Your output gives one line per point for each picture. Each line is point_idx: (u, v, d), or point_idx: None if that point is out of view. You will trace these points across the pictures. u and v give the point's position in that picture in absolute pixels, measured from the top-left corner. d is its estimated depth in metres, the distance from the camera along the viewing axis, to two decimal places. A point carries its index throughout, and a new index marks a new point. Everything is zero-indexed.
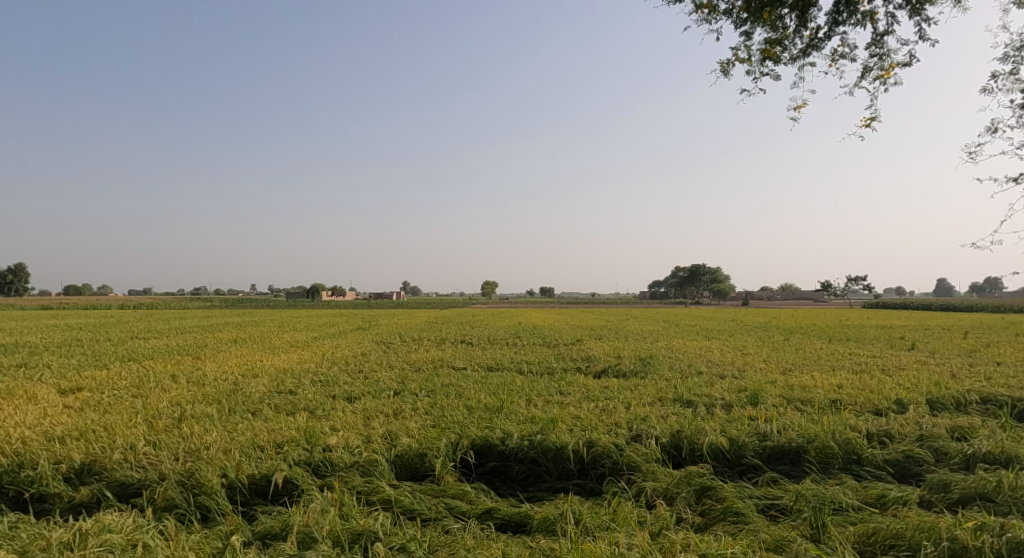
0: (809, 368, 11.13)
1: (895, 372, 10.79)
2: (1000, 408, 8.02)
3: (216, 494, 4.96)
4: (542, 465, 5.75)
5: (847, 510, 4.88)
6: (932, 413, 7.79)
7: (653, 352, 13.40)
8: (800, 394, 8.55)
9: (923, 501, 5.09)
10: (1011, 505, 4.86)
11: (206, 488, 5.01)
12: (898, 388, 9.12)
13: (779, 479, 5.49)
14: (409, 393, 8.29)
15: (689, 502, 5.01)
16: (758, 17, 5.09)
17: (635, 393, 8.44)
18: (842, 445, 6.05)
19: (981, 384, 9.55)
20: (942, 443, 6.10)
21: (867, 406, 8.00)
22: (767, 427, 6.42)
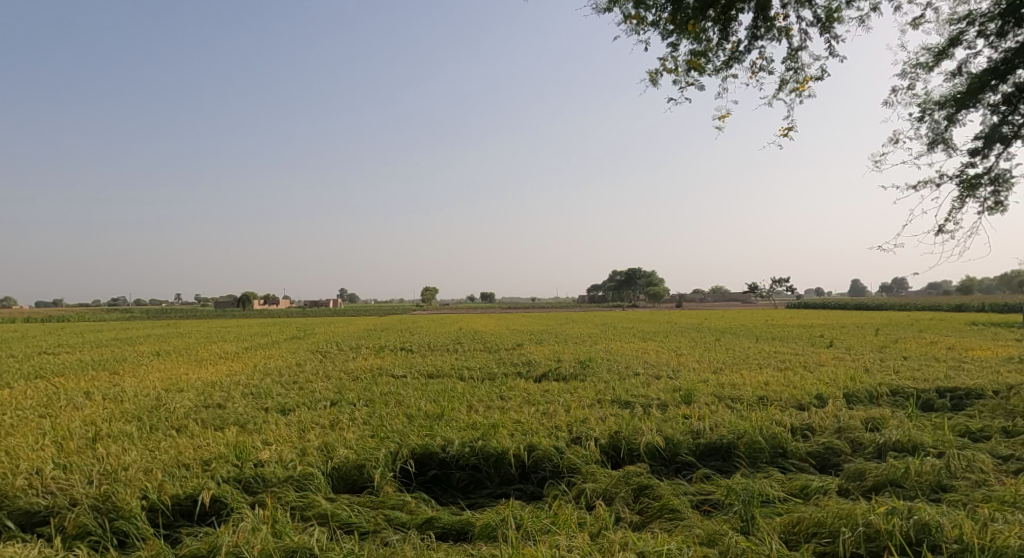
0: (738, 367, 11.65)
1: (815, 368, 11.42)
2: (907, 399, 8.62)
3: (135, 518, 4.77)
4: (483, 471, 5.80)
5: (774, 502, 5.14)
6: (850, 406, 8.29)
7: (591, 354, 13.68)
8: (731, 392, 8.92)
9: (842, 489, 5.42)
10: (918, 489, 5.24)
11: (123, 512, 4.81)
12: (819, 383, 9.66)
13: (712, 475, 5.73)
14: (347, 403, 8.17)
15: (627, 501, 5.16)
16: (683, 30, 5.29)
17: (575, 396, 8.60)
18: (769, 440, 6.38)
19: (891, 377, 10.25)
20: (857, 434, 6.52)
21: (791, 401, 8.43)
22: (700, 425, 6.70)
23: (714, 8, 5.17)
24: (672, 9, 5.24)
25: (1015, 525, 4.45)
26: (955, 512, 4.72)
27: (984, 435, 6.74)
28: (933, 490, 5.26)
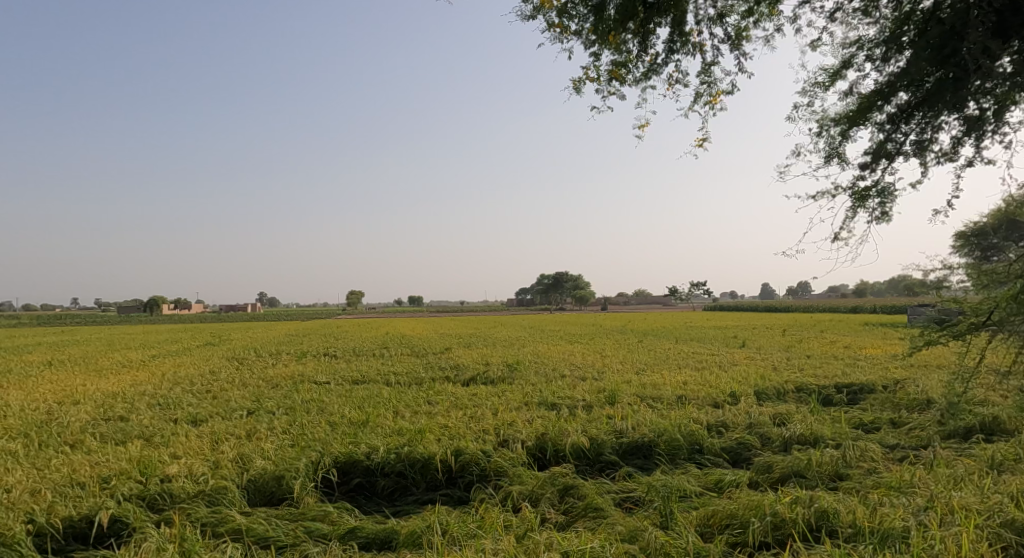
0: (659, 367, 12.11)
1: (729, 368, 12.04)
2: (810, 395, 9.23)
3: (19, 544, 4.48)
4: (409, 477, 5.79)
5: (691, 496, 5.38)
6: (760, 403, 8.79)
7: (519, 357, 13.87)
8: (651, 392, 9.27)
9: (753, 482, 5.76)
10: (819, 479, 5.62)
11: (6, 538, 4.51)
12: (732, 382, 10.19)
13: (634, 473, 5.95)
14: (265, 412, 7.95)
15: (553, 502, 5.26)
16: (604, 41, 4.67)
17: (502, 399, 8.71)
18: (687, 437, 6.68)
19: (796, 375, 10.95)
20: (767, 429, 6.94)
21: (707, 399, 8.86)
22: (623, 425, 6.95)
23: (630, 19, 4.59)
24: (593, 20, 4.66)
25: (900, 509, 4.64)
26: (850, 499, 4.96)
27: (875, 427, 7.33)
28: (832, 478, 5.67)
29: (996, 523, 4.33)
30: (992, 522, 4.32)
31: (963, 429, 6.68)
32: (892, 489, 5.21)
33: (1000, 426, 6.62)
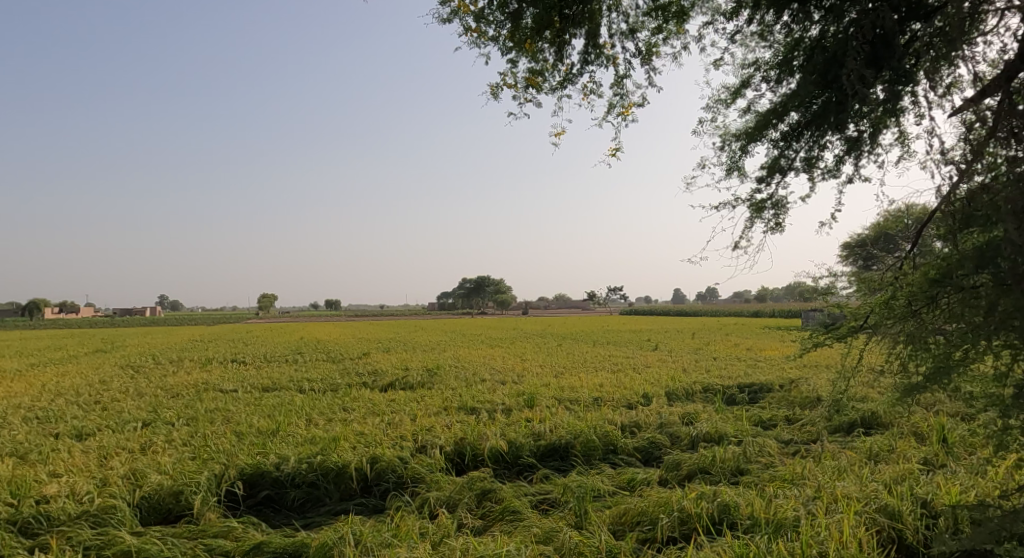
0: (576, 370, 12.41)
1: (643, 370, 12.50)
2: (716, 395, 9.73)
3: None
4: (321, 488, 5.66)
5: (604, 496, 5.53)
6: (670, 403, 9.18)
7: (438, 362, 13.83)
8: (569, 395, 9.49)
9: (662, 479, 6.00)
10: (722, 474, 5.93)
11: None
12: (645, 383, 10.58)
13: (550, 475, 6.06)
14: (163, 423, 7.55)
15: (470, 507, 5.26)
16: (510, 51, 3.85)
17: (421, 405, 8.67)
18: (602, 438, 6.88)
19: (704, 376, 11.51)
20: (675, 429, 7.25)
21: (622, 401, 9.16)
22: (541, 428, 7.08)
23: (545, 29, 3.59)
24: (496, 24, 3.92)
25: (792, 500, 4.98)
26: (748, 493, 5.27)
27: (773, 424, 7.82)
28: (733, 473, 6.00)
29: (873, 508, 4.71)
30: (870, 508, 4.70)
31: (847, 424, 7.27)
32: (786, 482, 5.58)
33: (879, 419, 7.24)
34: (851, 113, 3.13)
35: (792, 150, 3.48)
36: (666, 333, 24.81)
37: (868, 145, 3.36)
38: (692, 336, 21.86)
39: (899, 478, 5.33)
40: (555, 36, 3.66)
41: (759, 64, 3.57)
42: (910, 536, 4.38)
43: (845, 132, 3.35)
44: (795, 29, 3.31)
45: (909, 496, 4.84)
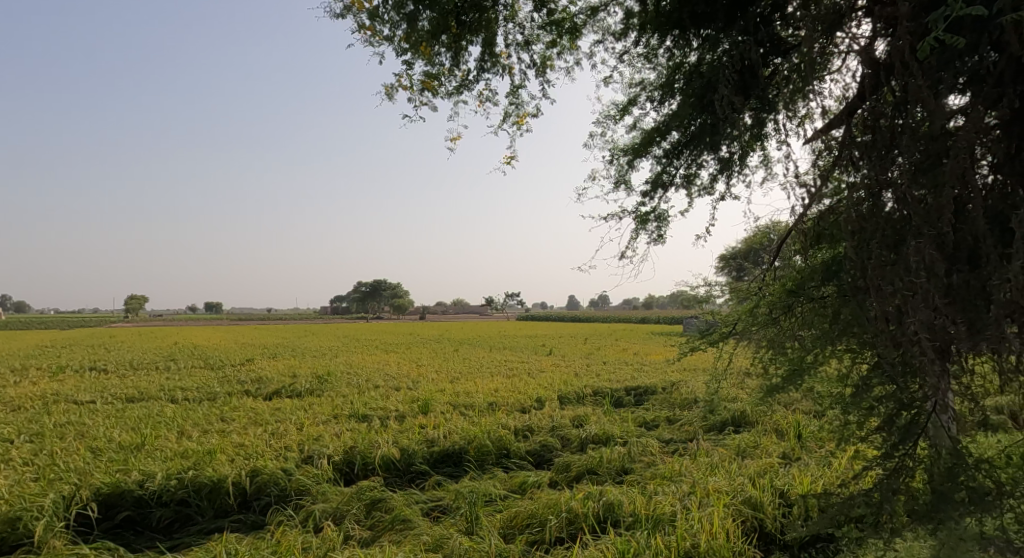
0: (472, 375, 12.49)
1: (537, 374, 12.78)
2: (605, 397, 10.14)
3: None
4: (192, 506, 5.34)
5: (496, 499, 5.60)
6: (562, 407, 9.45)
7: (329, 367, 13.44)
8: (464, 400, 9.54)
9: (552, 481, 6.17)
10: (608, 474, 6.18)
11: None
12: (539, 388, 10.83)
13: (443, 482, 6.06)
14: (5, 441, 6.83)
15: (358, 518, 5.15)
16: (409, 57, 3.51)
17: (309, 413, 8.39)
18: (495, 442, 6.97)
19: (595, 379, 11.97)
20: (566, 432, 7.49)
21: (516, 405, 9.33)
22: (435, 434, 7.08)
23: (442, 34, 3.34)
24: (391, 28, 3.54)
25: (670, 496, 5.29)
26: (632, 491, 5.54)
27: (655, 424, 8.26)
28: (618, 473, 6.27)
29: (739, 500, 5.10)
30: (737, 500, 5.08)
31: (720, 423, 7.83)
32: (665, 479, 5.91)
33: (747, 418, 7.85)
34: (724, 135, 3.37)
35: (673, 167, 3.71)
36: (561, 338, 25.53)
37: (738, 166, 3.64)
38: (585, 341, 22.64)
39: (762, 472, 5.80)
40: (452, 41, 3.45)
41: (646, 84, 3.74)
42: (770, 524, 4.79)
43: (719, 153, 3.61)
44: (677, 53, 3.46)
45: (770, 488, 5.28)
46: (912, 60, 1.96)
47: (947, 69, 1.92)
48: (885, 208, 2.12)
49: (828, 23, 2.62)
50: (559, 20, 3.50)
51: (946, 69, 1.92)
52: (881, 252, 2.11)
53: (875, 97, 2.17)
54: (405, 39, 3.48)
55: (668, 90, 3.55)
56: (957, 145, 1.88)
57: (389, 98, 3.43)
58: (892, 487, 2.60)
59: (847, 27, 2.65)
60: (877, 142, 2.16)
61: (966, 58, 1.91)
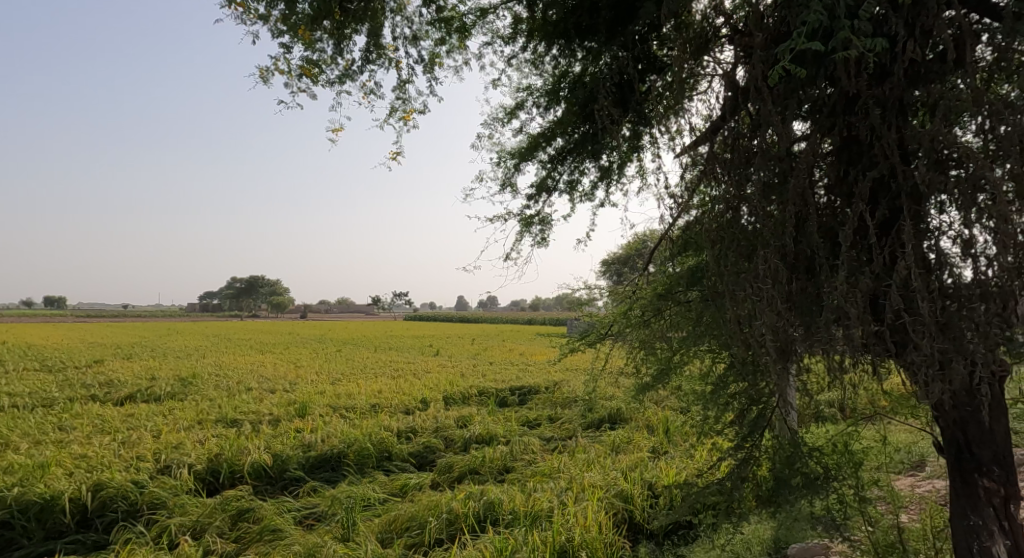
0: (355, 376, 12.18)
1: (423, 375, 12.66)
2: (490, 397, 10.24)
3: None
4: (18, 527, 4.81)
5: (375, 503, 5.51)
6: (446, 408, 9.44)
7: (196, 369, 12.56)
8: (344, 401, 9.28)
9: (434, 482, 6.15)
10: (489, 473, 6.25)
11: None
12: (424, 388, 10.76)
13: (318, 487, 5.87)
14: None
15: (221, 531, 4.87)
16: (288, 41, 3.27)
17: (168, 419, 7.80)
18: (377, 445, 6.84)
19: (479, 380, 12.05)
20: (450, 432, 7.49)
21: (399, 406, 9.20)
22: (312, 438, 6.85)
23: (323, 19, 3.14)
24: (268, 7, 3.31)
25: (548, 492, 5.43)
26: (512, 489, 5.65)
27: (538, 423, 8.46)
28: (500, 472, 6.36)
29: (612, 494, 5.34)
30: (610, 494, 5.32)
31: (598, 420, 8.16)
32: (544, 475, 6.07)
33: (622, 415, 8.23)
34: (604, 145, 3.49)
35: (557, 172, 3.79)
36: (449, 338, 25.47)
37: (616, 175, 3.80)
38: (474, 341, 22.76)
39: (634, 466, 6.12)
40: (334, 29, 3.26)
41: (533, 89, 3.78)
42: (638, 515, 5.07)
43: (600, 161, 3.74)
44: (562, 62, 3.51)
45: (640, 481, 5.58)
46: (764, 86, 2.14)
47: (792, 97, 2.12)
48: (740, 221, 2.29)
49: (696, 47, 2.80)
50: (447, 18, 3.46)
51: (792, 96, 2.12)
52: (736, 259, 2.29)
53: (734, 118, 2.34)
54: (280, 20, 3.25)
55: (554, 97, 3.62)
56: (799, 166, 2.09)
57: (263, 82, 3.17)
58: (741, 476, 2.85)
59: (712, 52, 2.86)
60: (735, 159, 2.33)
61: (808, 88, 2.12)
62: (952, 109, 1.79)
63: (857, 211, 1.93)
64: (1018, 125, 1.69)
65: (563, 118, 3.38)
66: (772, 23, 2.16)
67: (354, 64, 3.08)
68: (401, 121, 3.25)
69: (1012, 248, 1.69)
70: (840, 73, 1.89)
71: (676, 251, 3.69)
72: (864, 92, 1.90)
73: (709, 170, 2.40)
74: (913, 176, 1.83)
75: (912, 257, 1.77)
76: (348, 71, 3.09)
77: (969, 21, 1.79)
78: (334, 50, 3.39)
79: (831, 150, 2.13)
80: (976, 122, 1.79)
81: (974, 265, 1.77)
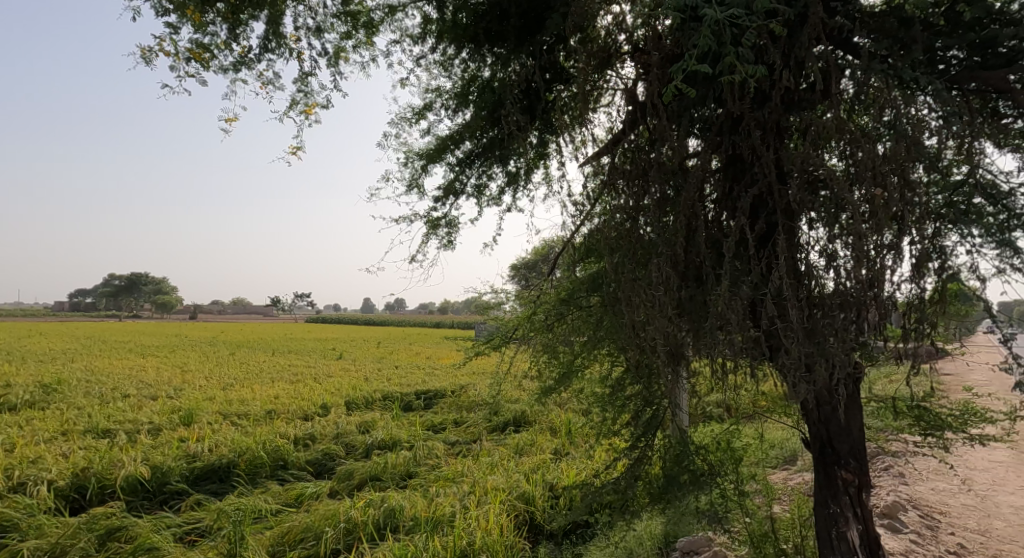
0: (249, 381, 11.62)
1: (324, 379, 12.27)
2: (395, 401, 10.07)
3: None
4: None
5: (266, 515, 5.27)
6: (348, 413, 9.19)
7: (67, 375, 11.54)
8: (237, 408, 8.83)
9: (332, 490, 5.97)
10: (391, 480, 6.15)
11: None
12: (324, 393, 10.43)
13: (203, 501, 5.55)
14: None
15: (89, 552, 4.50)
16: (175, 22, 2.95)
17: (29, 431, 7.13)
18: (271, 453, 6.56)
19: (384, 384, 11.84)
20: (351, 438, 7.30)
21: (297, 412, 8.87)
22: (197, 448, 6.48)
23: None
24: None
25: (451, 497, 5.41)
26: (414, 495, 5.57)
27: (442, 427, 8.42)
28: (402, 478, 6.26)
29: (514, 496, 5.39)
30: (511, 496, 5.37)
31: (502, 424, 8.23)
32: (447, 480, 6.04)
33: (526, 418, 8.34)
34: (512, 151, 3.52)
35: (465, 176, 3.78)
36: (354, 341, 24.84)
37: (523, 181, 3.84)
38: (380, 345, 22.33)
39: (536, 468, 6.21)
40: (228, 12, 2.99)
41: (442, 91, 3.74)
42: (539, 516, 5.16)
43: (507, 167, 3.76)
44: (471, 67, 3.50)
45: (541, 482, 5.67)
46: (659, 102, 2.25)
47: (685, 115, 2.24)
48: (635, 230, 2.39)
49: (599, 61, 2.92)
50: (354, 11, 3.36)
51: (684, 115, 2.24)
52: (632, 267, 2.39)
53: (633, 132, 2.45)
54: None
55: (462, 101, 3.61)
56: (690, 179, 2.21)
57: (143, 64, 2.81)
58: (635, 474, 2.95)
59: (615, 67, 2.96)
60: (634, 171, 2.43)
61: (699, 108, 2.25)
62: (820, 134, 1.95)
63: (739, 224, 2.07)
64: (872, 151, 1.86)
65: (471, 123, 3.39)
66: (668, 44, 2.28)
67: (251, 51, 2.90)
68: (302, 115, 3.07)
69: (867, 262, 1.84)
70: (726, 95, 2.02)
71: (579, 258, 3.78)
72: (747, 114, 2.04)
73: (609, 180, 2.49)
74: (786, 193, 1.99)
75: (784, 269, 1.92)
76: (244, 59, 2.92)
77: (834, 56, 1.97)
78: (229, 36, 3.11)
79: (719, 167, 2.27)
80: (839, 146, 1.95)
81: (837, 277, 1.93)
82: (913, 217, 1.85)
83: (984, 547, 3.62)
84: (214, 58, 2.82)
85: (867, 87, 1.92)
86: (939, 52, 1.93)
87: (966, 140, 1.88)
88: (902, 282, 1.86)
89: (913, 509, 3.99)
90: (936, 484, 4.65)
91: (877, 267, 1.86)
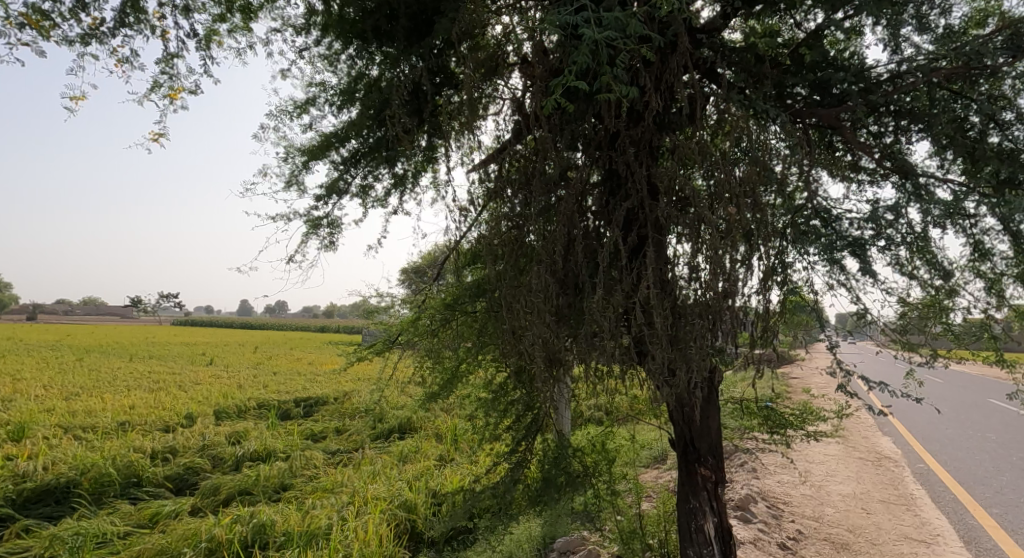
0: (100, 390, 10.59)
1: (190, 387, 11.44)
2: (271, 410, 9.57)
3: None
4: None
5: (112, 539, 4.80)
6: (216, 423, 8.62)
7: None
8: (82, 421, 8.02)
9: (193, 508, 5.56)
10: (262, 493, 5.82)
11: None
12: (190, 402, 9.72)
13: (32, 527, 4.99)
14: None
15: None
16: None
17: None
18: (122, 469, 6.02)
19: (259, 391, 11.21)
20: (219, 450, 6.85)
21: (157, 423, 8.19)
22: (28, 467, 5.84)
23: None
24: None
25: (328, 508, 5.22)
26: (287, 508, 5.31)
27: (322, 436, 8.11)
28: (276, 490, 5.96)
29: (395, 505, 5.29)
30: (393, 505, 5.27)
31: (387, 431, 8.07)
32: (324, 491, 5.82)
33: (411, 425, 8.22)
34: (398, 153, 3.44)
35: (349, 175, 3.65)
36: (227, 346, 23.35)
37: (410, 184, 3.77)
38: (255, 349, 21.17)
39: (419, 474, 6.14)
40: None
41: (327, 87, 3.58)
42: (419, 524, 5.09)
43: (393, 169, 3.68)
44: (358, 64, 3.38)
45: (423, 489, 5.59)
46: (543, 115, 2.31)
47: (566, 128, 2.31)
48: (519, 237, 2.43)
49: (487, 70, 2.94)
50: None
51: (565, 129, 2.31)
52: (515, 273, 2.42)
53: (519, 141, 2.50)
54: None
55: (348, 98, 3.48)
56: (569, 192, 2.28)
57: None
58: (514, 478, 3.00)
59: (502, 77, 3.00)
60: (520, 179, 2.47)
61: (580, 122, 2.32)
62: (686, 154, 2.07)
63: (613, 236, 2.16)
64: (730, 173, 2.00)
65: (355, 121, 3.28)
66: (553, 59, 2.34)
67: (103, 25, 2.63)
68: (165, 99, 2.84)
69: (723, 275, 1.98)
70: (603, 113, 2.10)
71: (466, 263, 3.77)
72: (622, 132, 2.14)
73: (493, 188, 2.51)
74: (656, 208, 2.09)
75: (651, 279, 2.02)
76: (94, 32, 2.65)
77: (699, 82, 2.10)
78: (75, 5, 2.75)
79: (598, 180, 2.36)
80: (702, 168, 2.09)
81: (698, 287, 2.06)
82: (763, 235, 2.00)
83: (818, 532, 4.00)
84: (56, 28, 2.54)
85: (727, 114, 2.08)
86: (788, 89, 2.13)
87: (805, 167, 2.06)
88: (752, 294, 2.01)
89: (761, 500, 4.35)
90: (782, 478, 5.09)
91: (733, 280, 2.00)
